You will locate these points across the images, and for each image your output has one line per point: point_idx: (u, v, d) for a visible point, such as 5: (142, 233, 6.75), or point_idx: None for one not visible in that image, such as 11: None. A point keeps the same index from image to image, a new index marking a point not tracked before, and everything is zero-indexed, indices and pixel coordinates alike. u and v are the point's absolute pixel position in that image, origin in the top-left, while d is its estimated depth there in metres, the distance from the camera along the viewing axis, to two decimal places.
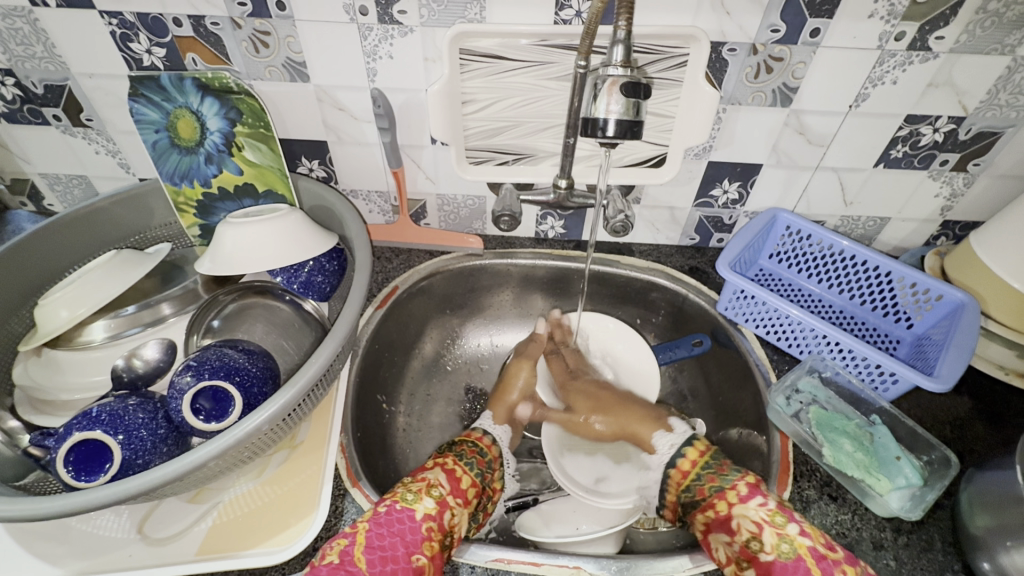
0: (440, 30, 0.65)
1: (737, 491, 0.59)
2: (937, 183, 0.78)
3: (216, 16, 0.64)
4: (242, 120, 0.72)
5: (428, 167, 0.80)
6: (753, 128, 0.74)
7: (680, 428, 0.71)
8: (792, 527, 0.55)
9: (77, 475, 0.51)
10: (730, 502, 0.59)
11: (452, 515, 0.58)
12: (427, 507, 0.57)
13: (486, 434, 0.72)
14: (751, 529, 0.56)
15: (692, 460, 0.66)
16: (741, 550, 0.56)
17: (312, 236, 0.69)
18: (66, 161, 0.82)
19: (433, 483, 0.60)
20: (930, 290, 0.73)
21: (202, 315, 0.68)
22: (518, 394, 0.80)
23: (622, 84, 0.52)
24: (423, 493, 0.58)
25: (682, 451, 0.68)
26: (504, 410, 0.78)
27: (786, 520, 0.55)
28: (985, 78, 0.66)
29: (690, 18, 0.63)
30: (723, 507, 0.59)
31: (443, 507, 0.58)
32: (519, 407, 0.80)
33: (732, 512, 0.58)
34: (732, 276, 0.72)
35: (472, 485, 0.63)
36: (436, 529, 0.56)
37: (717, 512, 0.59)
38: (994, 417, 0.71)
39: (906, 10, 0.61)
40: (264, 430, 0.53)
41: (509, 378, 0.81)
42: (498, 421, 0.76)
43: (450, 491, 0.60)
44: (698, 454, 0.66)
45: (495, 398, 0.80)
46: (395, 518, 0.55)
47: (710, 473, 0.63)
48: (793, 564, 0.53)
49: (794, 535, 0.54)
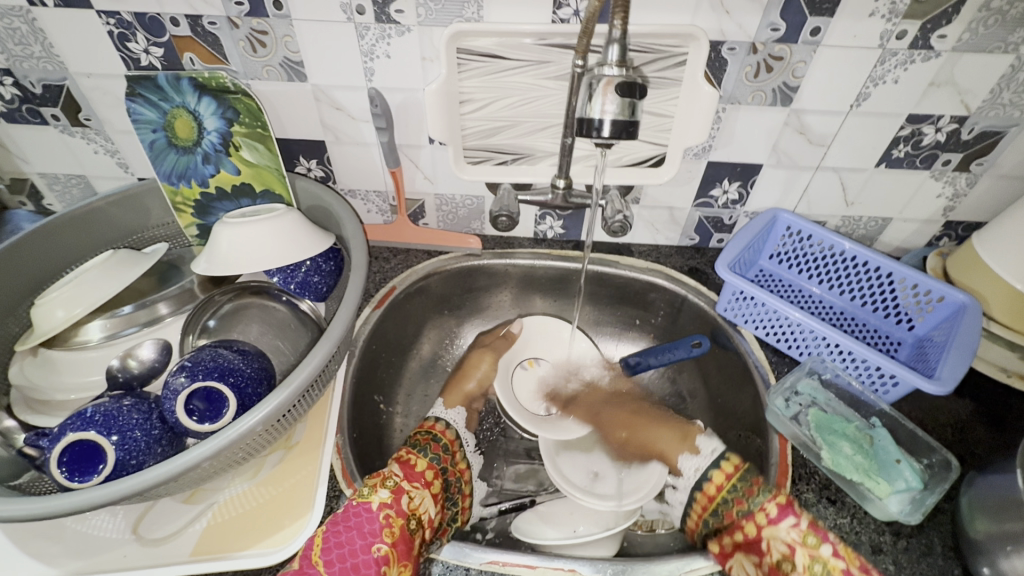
0: (437, 30, 0.65)
1: (767, 513, 0.58)
2: (939, 183, 0.78)
3: (213, 16, 0.64)
4: (239, 120, 0.72)
5: (426, 167, 0.80)
6: (753, 127, 0.73)
7: (707, 448, 0.68)
8: (825, 548, 0.54)
9: (70, 476, 0.51)
10: (759, 524, 0.58)
11: (410, 499, 0.58)
12: (382, 497, 0.57)
13: (439, 420, 0.73)
14: (782, 550, 0.56)
15: (718, 484, 0.64)
16: (772, 573, 0.56)
17: (308, 236, 0.68)
18: (65, 161, 0.82)
19: (387, 474, 0.60)
20: (931, 291, 0.73)
21: (198, 315, 0.69)
22: (476, 383, 0.81)
23: (617, 84, 0.51)
24: (378, 485, 0.58)
25: (708, 472, 0.65)
26: (458, 397, 0.79)
27: (818, 541, 0.55)
28: (987, 77, 0.65)
29: (689, 17, 0.63)
30: (752, 529, 0.58)
31: (398, 494, 0.58)
32: (475, 395, 0.80)
33: (762, 534, 0.57)
34: (731, 277, 0.72)
35: (429, 468, 0.64)
36: (395, 516, 0.56)
37: (745, 534, 0.58)
38: (995, 420, 0.70)
39: (907, 9, 0.60)
40: (258, 431, 0.53)
41: (468, 366, 0.83)
42: (451, 406, 0.77)
43: (405, 478, 0.60)
44: (726, 476, 0.63)
45: (451, 384, 0.80)
46: (352, 513, 0.55)
47: (737, 494, 0.61)
48: None
49: (828, 557, 0.54)
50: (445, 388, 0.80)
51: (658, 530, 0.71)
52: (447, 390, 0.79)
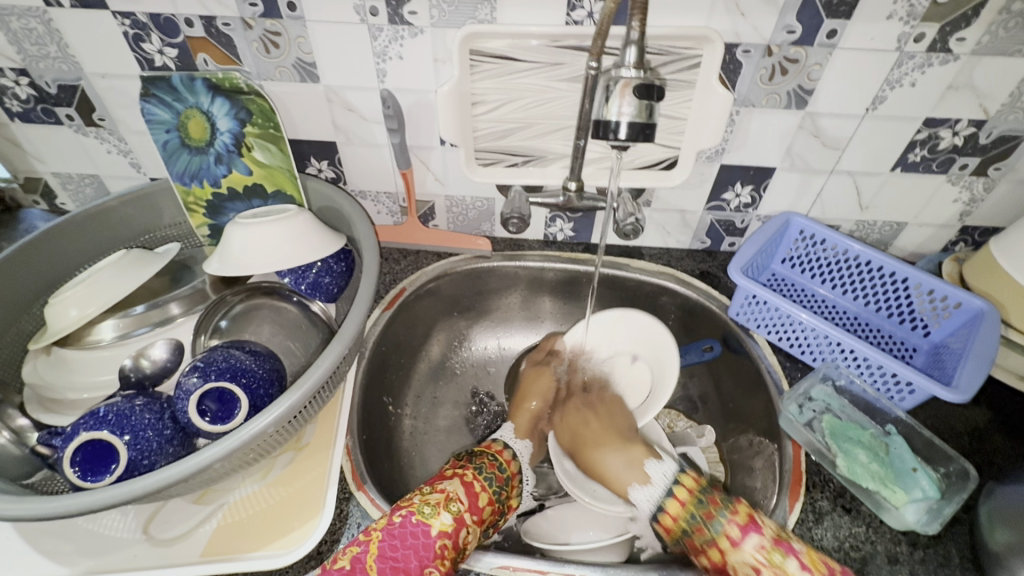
0: (450, 31, 0.64)
1: (729, 536, 0.56)
2: (955, 188, 0.77)
3: (227, 17, 0.64)
4: (252, 120, 0.72)
5: (436, 167, 0.79)
6: (767, 130, 0.72)
7: (658, 474, 0.64)
8: (791, 563, 0.53)
9: (83, 475, 0.51)
10: (722, 549, 0.56)
11: (468, 534, 0.57)
12: (444, 524, 0.56)
13: (507, 448, 0.70)
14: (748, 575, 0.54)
15: (671, 514, 0.61)
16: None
17: (320, 237, 0.68)
18: (79, 161, 0.82)
19: (452, 497, 0.58)
20: (947, 297, 0.72)
21: (210, 315, 0.69)
22: (538, 401, 0.78)
23: (634, 86, 0.51)
24: (441, 507, 0.57)
25: (663, 502, 0.62)
26: (525, 420, 0.77)
27: (783, 558, 0.54)
28: (1007, 81, 0.65)
29: (704, 18, 0.62)
30: (717, 555, 0.57)
31: (460, 525, 0.57)
32: (540, 415, 0.78)
33: (727, 558, 0.56)
34: (743, 281, 0.71)
35: (489, 504, 0.61)
36: (450, 547, 0.55)
37: (712, 558, 0.57)
38: (1013, 429, 0.69)
39: (926, 11, 0.60)
40: (270, 432, 0.53)
41: (529, 386, 0.80)
42: (520, 435, 0.74)
43: (468, 508, 0.59)
44: (680, 504, 0.61)
45: (514, 408, 0.78)
46: (410, 531, 0.54)
47: (696, 521, 0.59)
48: None
49: (795, 572, 0.52)
50: (510, 409, 0.78)
51: None
52: (513, 415, 0.77)
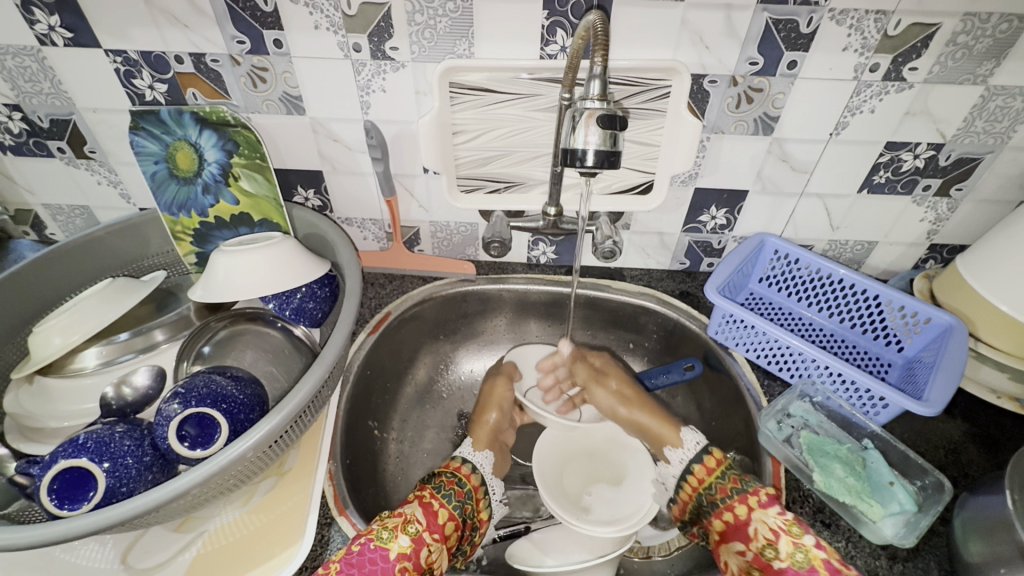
0: (430, 65, 0.67)
1: (758, 498, 0.61)
2: (921, 208, 0.80)
3: (215, 54, 0.67)
4: (238, 152, 0.74)
5: (420, 195, 0.82)
6: (737, 156, 0.75)
7: (690, 441, 0.72)
8: (808, 538, 0.56)
9: (60, 504, 0.51)
10: (750, 507, 0.61)
11: (429, 553, 0.57)
12: (402, 546, 0.56)
13: (465, 463, 0.71)
14: (767, 535, 0.58)
15: (710, 466, 0.68)
16: (755, 558, 0.58)
17: (303, 263, 0.70)
18: (69, 192, 0.84)
19: (410, 519, 0.59)
20: (918, 313, 0.74)
21: (193, 342, 0.69)
22: (497, 412, 0.80)
23: (598, 116, 0.53)
24: (399, 530, 0.57)
25: (693, 463, 0.70)
26: (484, 432, 0.77)
27: (802, 531, 0.57)
28: (959, 107, 0.68)
29: (671, 51, 0.66)
30: (742, 511, 0.61)
31: (419, 545, 0.57)
32: (499, 426, 0.79)
33: (751, 516, 0.60)
34: (720, 301, 0.73)
35: (450, 519, 0.62)
36: (411, 569, 0.55)
37: (736, 515, 0.61)
38: (988, 442, 0.70)
39: (878, 43, 0.63)
40: (249, 456, 0.53)
41: (487, 399, 0.81)
42: (478, 447, 0.74)
43: (427, 528, 0.59)
44: (713, 464, 0.68)
45: (474, 423, 0.79)
46: (367, 558, 0.54)
47: (725, 483, 0.65)
48: (806, 573, 0.54)
49: (811, 546, 0.56)
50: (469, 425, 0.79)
51: (653, 557, 0.70)
52: (473, 430, 0.78)
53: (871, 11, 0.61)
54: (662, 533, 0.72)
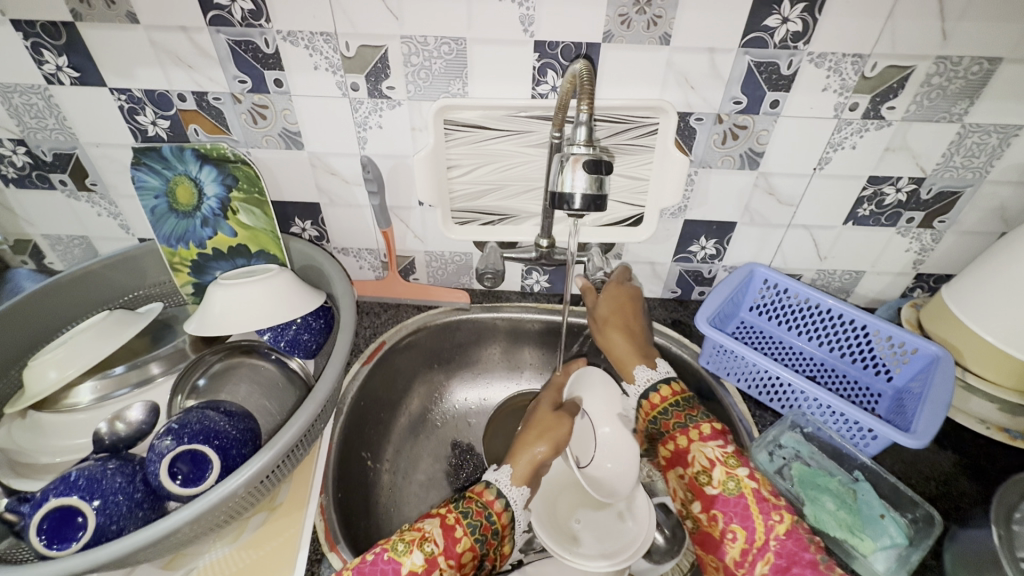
0: (426, 104, 0.70)
1: (700, 431, 0.64)
2: (905, 239, 0.82)
3: (217, 92, 0.69)
4: (237, 186, 0.76)
5: (415, 226, 0.83)
6: (724, 188, 0.77)
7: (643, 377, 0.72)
8: (742, 469, 0.60)
9: (49, 543, 0.50)
10: (691, 438, 0.64)
11: None
12: (414, 564, 0.55)
13: (499, 498, 0.64)
14: (703, 464, 0.61)
15: (663, 396, 0.69)
16: (690, 482, 0.61)
17: (298, 295, 0.71)
18: (69, 223, 0.85)
19: (427, 535, 0.57)
20: (905, 343, 0.75)
21: (188, 375, 0.69)
22: (547, 448, 0.69)
23: (584, 161, 0.55)
24: (415, 545, 0.56)
25: (649, 391, 0.71)
26: (525, 461, 0.67)
27: (737, 464, 0.60)
28: (938, 143, 0.71)
29: (658, 91, 0.68)
30: (683, 441, 0.64)
31: (431, 566, 0.55)
32: (545, 463, 0.68)
33: (691, 447, 0.63)
34: (710, 332, 0.74)
35: (470, 549, 0.59)
36: None
37: (677, 444, 0.64)
38: (979, 473, 0.70)
39: (857, 84, 0.66)
40: (240, 493, 0.53)
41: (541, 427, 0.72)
42: (518, 483, 0.66)
43: (444, 552, 0.57)
44: (670, 392, 0.69)
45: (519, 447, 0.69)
46: (379, 569, 0.54)
47: (671, 414, 0.68)
48: (734, 498, 0.58)
49: (743, 476, 0.59)
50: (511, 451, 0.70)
51: None
52: (513, 456, 0.69)
53: (848, 54, 0.64)
54: (655, 568, 0.71)
